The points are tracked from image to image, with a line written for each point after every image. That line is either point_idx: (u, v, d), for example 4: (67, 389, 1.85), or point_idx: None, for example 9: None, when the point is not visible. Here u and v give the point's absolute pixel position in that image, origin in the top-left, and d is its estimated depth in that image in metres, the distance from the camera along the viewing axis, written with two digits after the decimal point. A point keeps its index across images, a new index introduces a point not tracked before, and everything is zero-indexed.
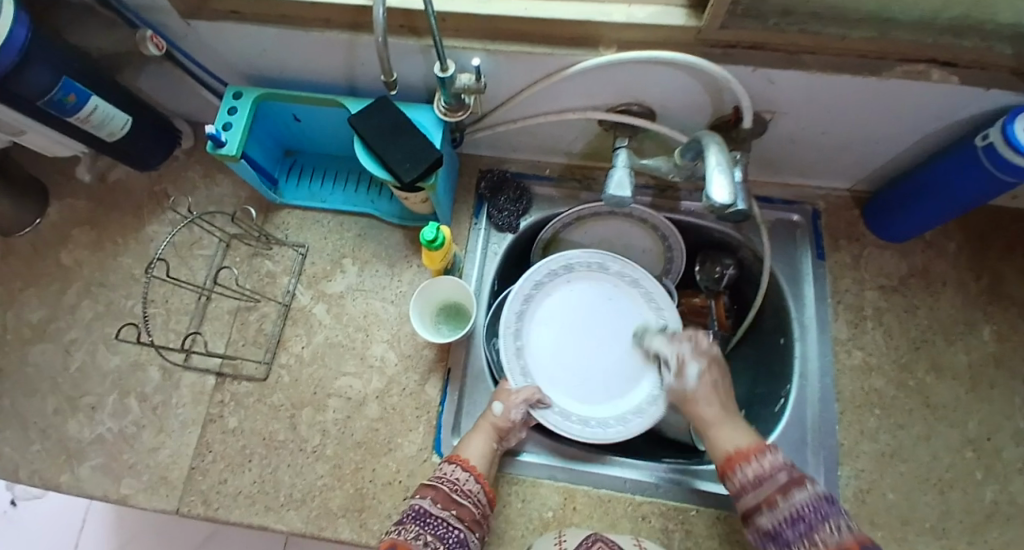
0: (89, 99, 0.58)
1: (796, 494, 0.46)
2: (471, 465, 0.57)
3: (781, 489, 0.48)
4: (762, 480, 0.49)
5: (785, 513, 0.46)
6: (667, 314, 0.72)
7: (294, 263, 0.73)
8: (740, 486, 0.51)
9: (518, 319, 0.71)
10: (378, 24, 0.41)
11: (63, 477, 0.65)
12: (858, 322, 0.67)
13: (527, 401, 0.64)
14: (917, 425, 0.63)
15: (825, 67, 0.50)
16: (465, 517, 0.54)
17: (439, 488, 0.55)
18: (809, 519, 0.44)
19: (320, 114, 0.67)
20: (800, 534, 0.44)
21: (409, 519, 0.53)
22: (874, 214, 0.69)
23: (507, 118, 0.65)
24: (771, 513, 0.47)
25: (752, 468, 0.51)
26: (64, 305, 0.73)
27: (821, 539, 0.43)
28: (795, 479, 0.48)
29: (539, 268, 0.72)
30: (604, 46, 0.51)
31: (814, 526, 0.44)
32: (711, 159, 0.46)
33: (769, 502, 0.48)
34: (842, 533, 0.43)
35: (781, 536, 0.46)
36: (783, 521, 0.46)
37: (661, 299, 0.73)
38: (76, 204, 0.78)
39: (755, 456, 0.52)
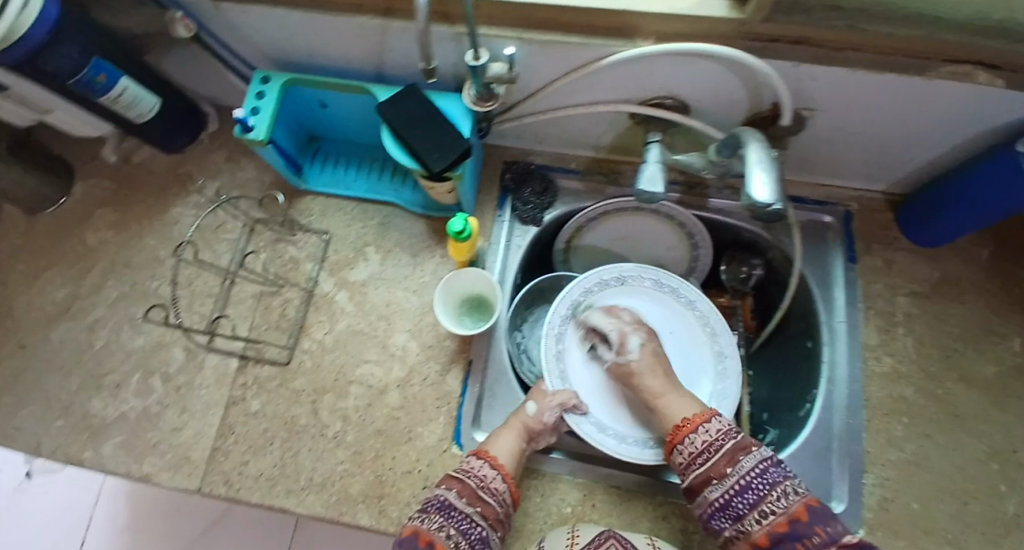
0: (119, 79, 0.58)
1: (743, 463, 0.51)
2: (499, 463, 0.57)
3: (729, 458, 0.52)
4: (710, 451, 0.53)
5: (734, 483, 0.50)
6: (722, 341, 0.71)
7: (317, 250, 0.73)
8: (687, 458, 0.54)
9: (564, 323, 0.71)
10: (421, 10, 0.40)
11: (86, 453, 0.66)
12: (889, 328, 0.66)
13: (563, 405, 0.64)
14: (942, 435, 0.62)
15: (871, 66, 0.48)
16: (489, 515, 0.54)
17: (466, 482, 0.55)
18: (758, 488, 0.49)
19: (348, 101, 0.66)
20: (749, 505, 0.49)
21: (433, 509, 0.53)
22: (908, 218, 0.68)
23: (536, 109, 0.64)
24: (719, 485, 0.51)
25: (701, 437, 0.54)
26: (89, 284, 0.74)
27: (768, 508, 0.48)
28: (742, 447, 0.52)
29: (590, 275, 0.72)
30: (641, 36, 0.50)
31: (762, 495, 0.49)
32: (750, 153, 0.45)
33: (718, 472, 0.51)
34: (790, 499, 0.48)
35: (730, 507, 0.50)
36: (730, 492, 0.50)
37: (718, 325, 0.72)
38: (101, 183, 0.78)
39: (703, 424, 0.55)
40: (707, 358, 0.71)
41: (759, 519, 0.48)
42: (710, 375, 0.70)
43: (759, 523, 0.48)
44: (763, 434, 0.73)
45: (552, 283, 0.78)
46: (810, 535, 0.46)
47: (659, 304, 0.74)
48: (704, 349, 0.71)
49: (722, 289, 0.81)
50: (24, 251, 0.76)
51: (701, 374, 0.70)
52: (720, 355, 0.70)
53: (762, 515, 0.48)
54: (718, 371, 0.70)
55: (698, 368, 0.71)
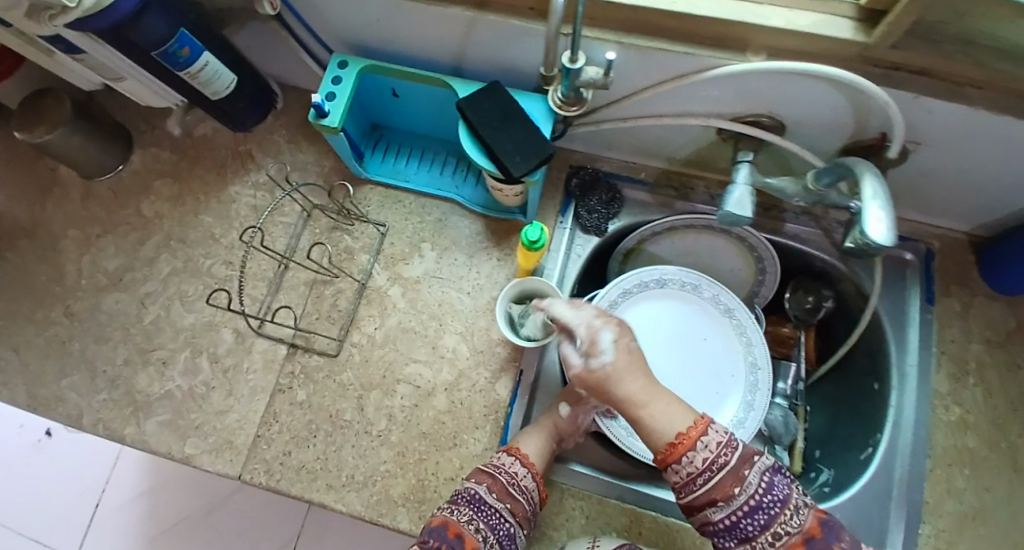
0: (201, 54, 0.57)
1: (751, 480, 0.41)
2: (529, 461, 0.56)
3: (734, 478, 0.41)
4: (710, 471, 0.42)
5: (745, 506, 0.41)
6: (757, 352, 0.67)
7: (373, 242, 0.71)
8: (685, 480, 0.42)
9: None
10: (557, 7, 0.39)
11: (128, 429, 0.65)
12: (960, 376, 0.63)
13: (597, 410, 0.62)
14: (1005, 490, 0.59)
15: (992, 104, 0.45)
16: (518, 512, 0.52)
17: (497, 478, 0.53)
18: (769, 509, 0.40)
19: (422, 92, 0.65)
20: (759, 527, 0.41)
21: (463, 501, 0.50)
22: (989, 265, 0.64)
23: (616, 116, 0.62)
24: (724, 508, 0.41)
25: (701, 455, 0.42)
26: (142, 257, 0.73)
27: (782, 529, 0.40)
28: (747, 459, 0.42)
29: (631, 275, 0.68)
30: (750, 51, 0.48)
31: (772, 515, 0.41)
32: (865, 190, 0.43)
33: (724, 495, 0.41)
34: (801, 514, 0.41)
35: (737, 529, 0.41)
36: (739, 515, 0.41)
37: (755, 335, 0.68)
38: (161, 155, 0.78)
39: (701, 438, 0.42)
40: (740, 368, 0.67)
41: (770, 541, 0.41)
42: (741, 386, 0.67)
43: (772, 545, 0.40)
44: (815, 472, 0.70)
45: None
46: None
47: (695, 306, 0.70)
48: (738, 357, 0.68)
49: (784, 317, 0.77)
50: (80, 216, 0.76)
51: (733, 384, 0.67)
52: (753, 363, 0.67)
53: (775, 538, 0.40)
54: (749, 383, 0.67)
55: (730, 377, 0.67)
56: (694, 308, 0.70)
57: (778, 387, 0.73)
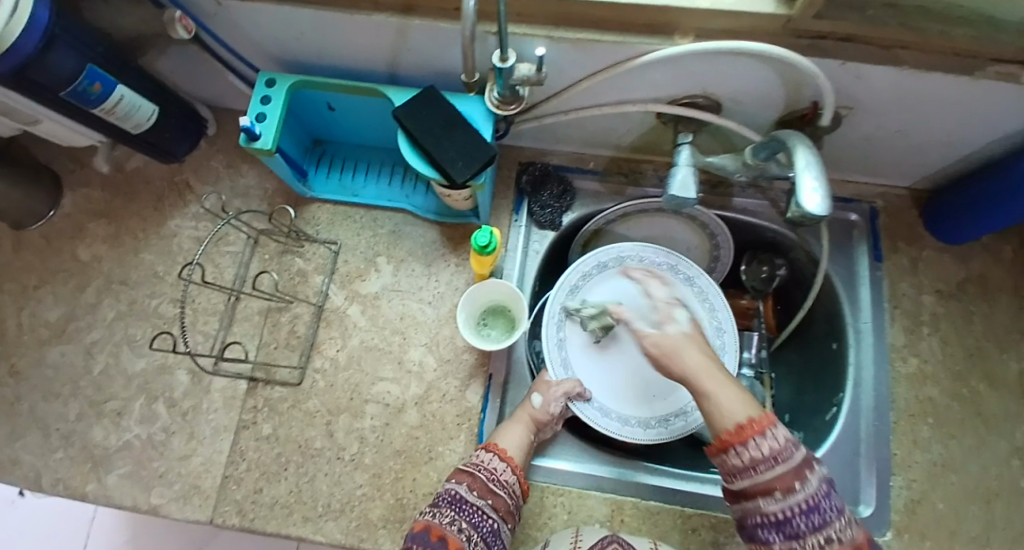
0: (115, 88, 0.54)
1: (813, 480, 0.39)
2: (507, 455, 0.55)
3: (799, 473, 0.39)
4: (775, 459, 0.39)
5: (804, 504, 0.38)
6: (721, 316, 0.67)
7: (326, 262, 0.69)
8: (745, 461, 0.40)
9: (563, 310, 0.67)
10: (469, 13, 0.37)
11: (89, 485, 0.62)
12: (916, 328, 0.64)
13: (567, 393, 0.62)
14: (968, 436, 0.61)
15: (919, 65, 0.45)
16: (500, 507, 0.51)
17: (476, 476, 0.52)
18: (827, 512, 0.38)
19: (358, 103, 0.63)
20: (811, 527, 0.38)
21: (444, 503, 0.49)
22: (935, 218, 0.66)
23: (557, 110, 0.61)
24: (782, 500, 0.39)
25: (767, 443, 0.40)
26: (83, 304, 0.70)
27: (833, 533, 0.38)
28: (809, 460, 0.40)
29: (588, 258, 0.68)
30: (680, 34, 0.47)
31: (828, 518, 0.38)
32: (799, 160, 0.43)
33: (784, 486, 0.39)
34: (853, 528, 0.38)
35: (787, 525, 0.39)
36: (795, 511, 0.38)
37: (717, 300, 0.67)
38: (92, 195, 0.74)
39: (770, 427, 0.40)
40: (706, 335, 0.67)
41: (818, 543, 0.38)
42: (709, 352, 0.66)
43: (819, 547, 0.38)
44: None
45: None
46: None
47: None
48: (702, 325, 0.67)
49: (742, 289, 0.78)
50: (10, 269, 0.72)
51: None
52: (718, 327, 0.67)
53: (826, 542, 0.38)
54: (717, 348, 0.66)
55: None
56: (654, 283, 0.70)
57: (743, 357, 0.73)
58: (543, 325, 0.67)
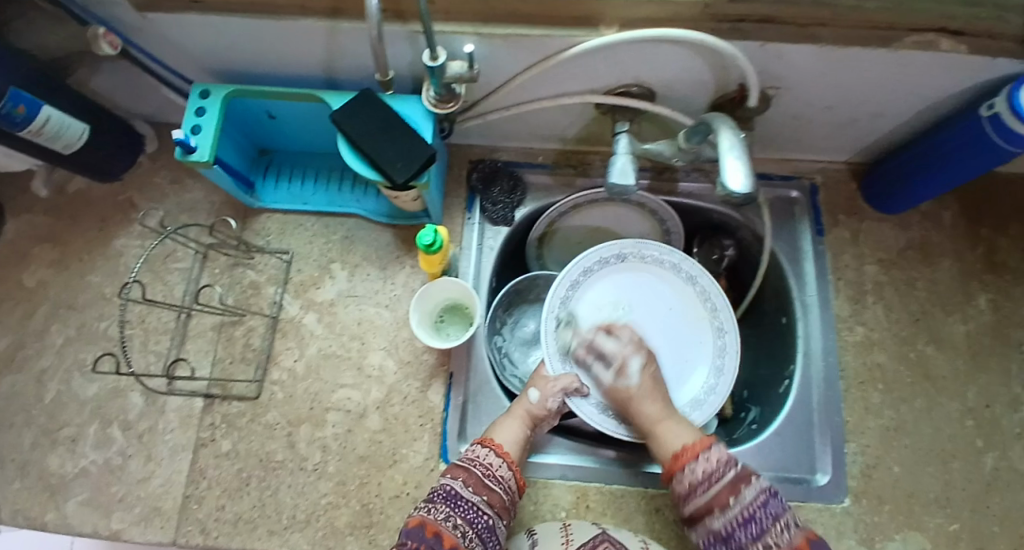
0: (40, 109, 0.53)
1: (747, 493, 0.46)
2: (504, 451, 0.53)
3: (731, 488, 0.46)
4: (710, 480, 0.47)
5: (738, 517, 0.45)
6: (722, 317, 0.68)
7: (278, 272, 0.69)
8: (687, 487, 0.48)
9: (563, 304, 0.66)
10: (373, 13, 0.38)
11: (47, 515, 0.61)
12: (860, 298, 0.66)
13: (566, 390, 0.60)
14: (919, 399, 0.63)
15: (837, 40, 0.46)
16: (495, 503, 0.49)
17: (472, 471, 0.51)
18: (762, 520, 0.44)
19: (296, 110, 0.62)
20: (751, 536, 0.44)
21: (439, 498, 0.49)
22: (874, 190, 0.68)
23: (498, 105, 0.62)
24: (721, 515, 0.46)
25: (701, 466, 0.48)
26: (30, 331, 0.67)
27: (772, 540, 0.44)
28: (743, 477, 0.47)
29: (589, 253, 0.67)
30: (605, 25, 0.48)
31: (767, 526, 0.44)
32: (722, 141, 0.44)
33: (721, 502, 0.46)
34: (792, 531, 0.44)
35: (733, 537, 0.45)
36: (733, 523, 0.45)
37: (719, 300, 0.68)
38: (33, 220, 0.72)
39: (702, 452, 0.49)
40: (707, 336, 0.68)
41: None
42: (709, 351, 0.68)
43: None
44: (745, 412, 0.72)
45: (529, 283, 0.74)
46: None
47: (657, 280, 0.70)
48: (704, 326, 0.69)
49: None
50: None
51: (701, 353, 0.68)
52: (719, 327, 0.68)
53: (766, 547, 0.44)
54: (717, 348, 0.67)
55: (697, 346, 0.68)
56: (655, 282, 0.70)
57: None
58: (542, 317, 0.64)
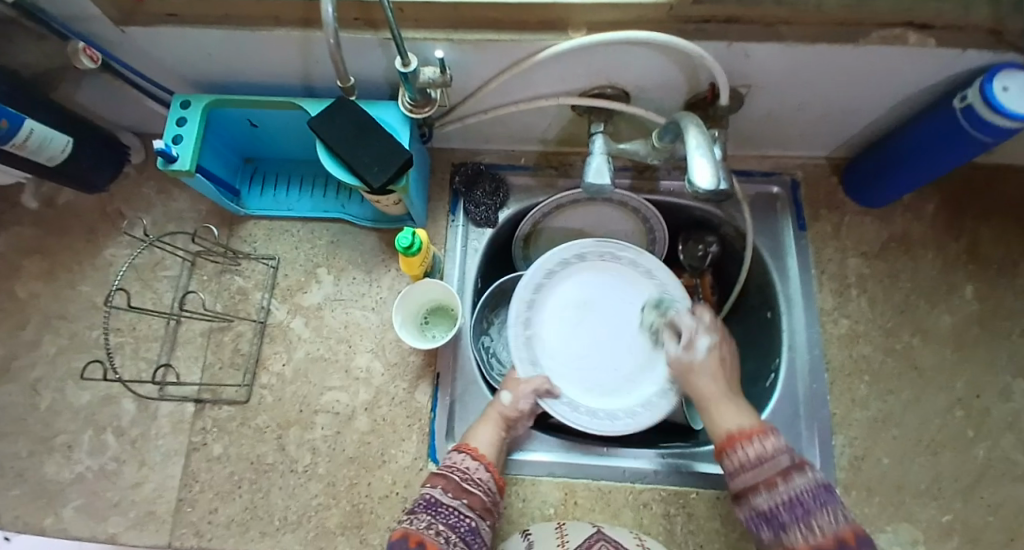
0: (24, 124, 0.53)
1: (799, 479, 0.39)
2: (479, 453, 0.54)
3: (781, 470, 0.40)
4: (761, 461, 0.42)
5: (784, 499, 0.39)
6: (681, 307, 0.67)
7: (265, 278, 0.70)
8: (734, 462, 0.44)
9: (529, 307, 0.68)
10: (329, 21, 0.36)
11: (46, 520, 0.62)
12: (843, 291, 0.67)
13: (537, 390, 0.61)
14: (907, 390, 0.63)
15: (803, 38, 0.47)
16: (476, 505, 0.50)
17: (450, 477, 0.51)
18: (809, 507, 0.37)
19: (278, 118, 0.63)
20: (795, 518, 0.38)
21: (420, 509, 0.48)
22: (853, 183, 0.68)
23: (476, 109, 0.63)
24: (767, 495, 0.40)
25: (751, 448, 0.43)
26: (24, 342, 0.69)
27: (818, 526, 0.36)
28: (797, 466, 0.40)
29: (551, 255, 0.69)
30: (572, 29, 0.49)
31: (813, 514, 0.37)
32: (690, 140, 0.44)
33: (768, 481, 0.40)
34: (844, 525, 0.36)
35: (775, 519, 0.39)
36: (779, 504, 0.39)
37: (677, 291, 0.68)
38: (23, 232, 0.73)
39: (758, 434, 0.44)
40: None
41: (805, 538, 0.37)
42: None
43: (805, 539, 0.37)
44: None
45: (515, 282, 0.74)
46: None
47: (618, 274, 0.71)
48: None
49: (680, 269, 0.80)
50: None
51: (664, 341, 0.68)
52: None
53: (809, 535, 0.37)
54: None
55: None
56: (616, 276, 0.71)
57: None
58: (509, 323, 0.66)
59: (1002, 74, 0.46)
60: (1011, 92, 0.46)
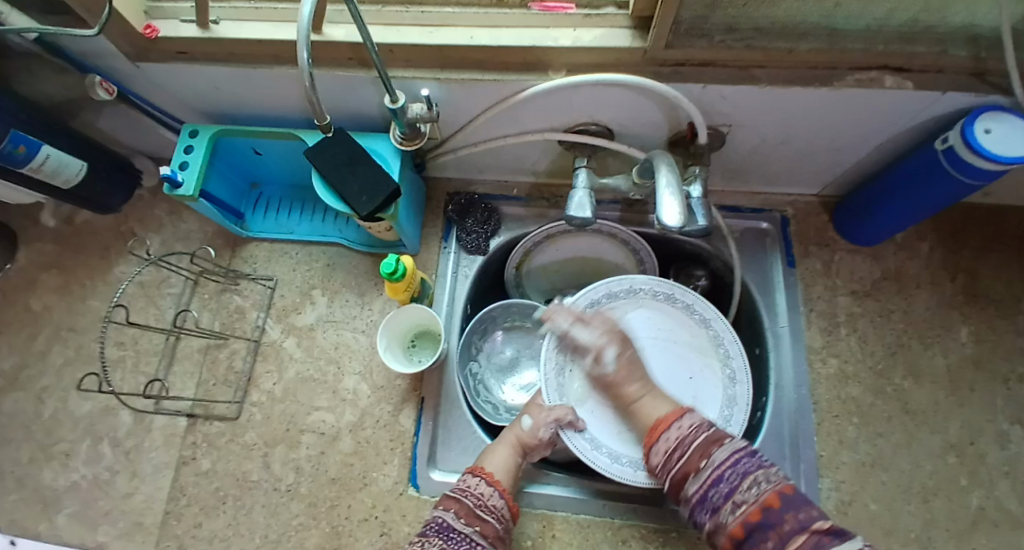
0: (41, 149, 0.58)
1: (716, 454, 0.46)
2: (494, 479, 0.54)
3: (702, 451, 0.47)
4: (683, 445, 0.48)
5: (707, 476, 0.45)
6: (735, 364, 0.62)
7: (262, 297, 0.72)
8: (663, 457, 0.50)
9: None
10: (303, 65, 0.38)
11: (40, 526, 0.64)
12: (832, 329, 0.66)
13: (559, 422, 0.59)
14: (897, 433, 0.61)
15: (776, 80, 0.48)
16: (489, 533, 0.49)
17: (463, 502, 0.51)
18: (730, 478, 0.44)
19: (280, 148, 0.67)
20: (722, 497, 0.43)
21: (431, 533, 0.49)
22: (843, 220, 0.68)
23: (468, 142, 0.65)
24: (695, 479, 0.46)
25: (673, 433, 0.50)
26: (34, 352, 0.72)
27: (741, 498, 0.43)
28: (713, 440, 0.47)
29: (597, 286, 0.66)
30: (553, 69, 0.51)
31: (735, 486, 0.43)
32: (661, 179, 0.46)
33: (692, 466, 0.47)
34: (762, 487, 0.42)
35: (707, 500, 0.45)
36: (705, 485, 0.45)
37: (733, 347, 0.63)
38: (43, 247, 0.77)
39: (674, 421, 0.51)
40: (714, 367, 0.63)
41: (733, 511, 0.43)
42: (720, 382, 0.62)
43: (733, 514, 0.42)
44: None
45: (503, 309, 0.74)
46: (783, 525, 0.40)
47: (672, 316, 0.66)
48: (710, 358, 0.64)
49: None
50: None
51: (710, 399, 0.62)
52: (731, 375, 0.62)
53: (737, 506, 0.42)
54: (727, 397, 0.61)
55: (705, 380, 0.63)
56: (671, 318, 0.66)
57: None
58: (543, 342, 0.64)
59: (984, 116, 0.46)
60: (994, 134, 0.46)
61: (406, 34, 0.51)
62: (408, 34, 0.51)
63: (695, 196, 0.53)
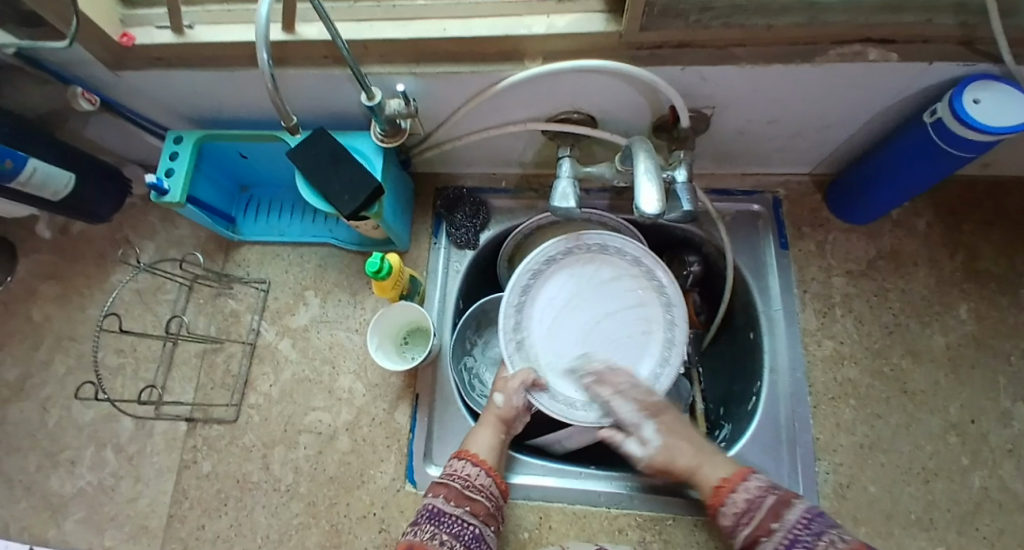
0: (26, 162, 0.58)
1: (789, 515, 0.45)
2: (480, 459, 0.54)
3: (773, 512, 0.46)
4: (754, 507, 0.47)
5: (783, 538, 0.44)
6: (668, 289, 0.64)
7: (256, 300, 0.73)
8: (732, 520, 0.48)
9: (518, 311, 0.64)
10: (264, 65, 0.38)
11: (49, 532, 0.66)
12: (827, 311, 0.65)
13: (526, 384, 0.60)
14: (894, 415, 0.60)
15: (756, 59, 0.47)
16: (479, 511, 0.51)
17: (451, 485, 0.52)
18: (805, 539, 0.43)
19: (265, 151, 0.67)
20: None
21: (424, 519, 0.50)
22: (836, 198, 0.67)
23: (451, 136, 0.65)
24: (768, 542, 0.45)
25: (741, 495, 0.48)
26: (38, 362, 0.73)
27: None
28: (784, 501, 0.46)
29: (535, 254, 0.64)
30: (529, 59, 0.50)
31: (812, 545, 0.43)
32: (640, 165, 0.45)
33: (765, 528, 0.46)
34: (842, 548, 0.42)
35: None
36: (782, 548, 0.44)
37: (664, 275, 0.64)
38: (41, 259, 0.79)
39: (740, 482, 0.49)
40: (652, 301, 0.65)
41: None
42: (658, 310, 0.65)
43: None
44: (719, 430, 0.70)
45: (496, 303, 0.74)
46: None
47: (605, 262, 0.66)
48: (645, 290, 0.65)
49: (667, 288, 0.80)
50: None
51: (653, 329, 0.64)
52: (667, 301, 0.64)
53: None
54: (667, 321, 0.64)
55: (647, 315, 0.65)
56: (602, 265, 0.66)
57: None
58: (498, 327, 0.63)
59: (971, 86, 0.45)
60: (983, 104, 0.44)
61: (379, 30, 0.50)
62: (381, 29, 0.50)
63: (679, 181, 0.52)
